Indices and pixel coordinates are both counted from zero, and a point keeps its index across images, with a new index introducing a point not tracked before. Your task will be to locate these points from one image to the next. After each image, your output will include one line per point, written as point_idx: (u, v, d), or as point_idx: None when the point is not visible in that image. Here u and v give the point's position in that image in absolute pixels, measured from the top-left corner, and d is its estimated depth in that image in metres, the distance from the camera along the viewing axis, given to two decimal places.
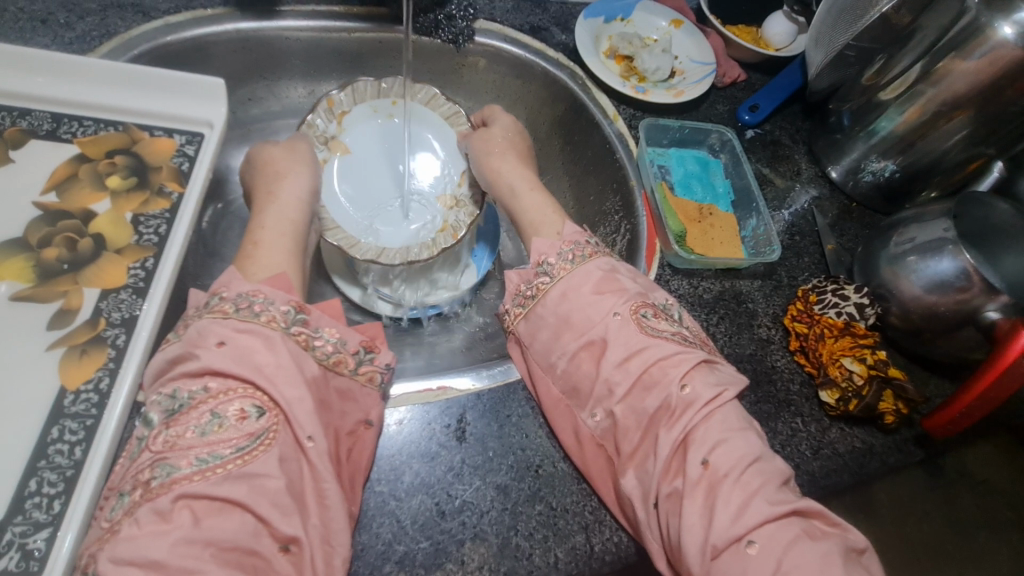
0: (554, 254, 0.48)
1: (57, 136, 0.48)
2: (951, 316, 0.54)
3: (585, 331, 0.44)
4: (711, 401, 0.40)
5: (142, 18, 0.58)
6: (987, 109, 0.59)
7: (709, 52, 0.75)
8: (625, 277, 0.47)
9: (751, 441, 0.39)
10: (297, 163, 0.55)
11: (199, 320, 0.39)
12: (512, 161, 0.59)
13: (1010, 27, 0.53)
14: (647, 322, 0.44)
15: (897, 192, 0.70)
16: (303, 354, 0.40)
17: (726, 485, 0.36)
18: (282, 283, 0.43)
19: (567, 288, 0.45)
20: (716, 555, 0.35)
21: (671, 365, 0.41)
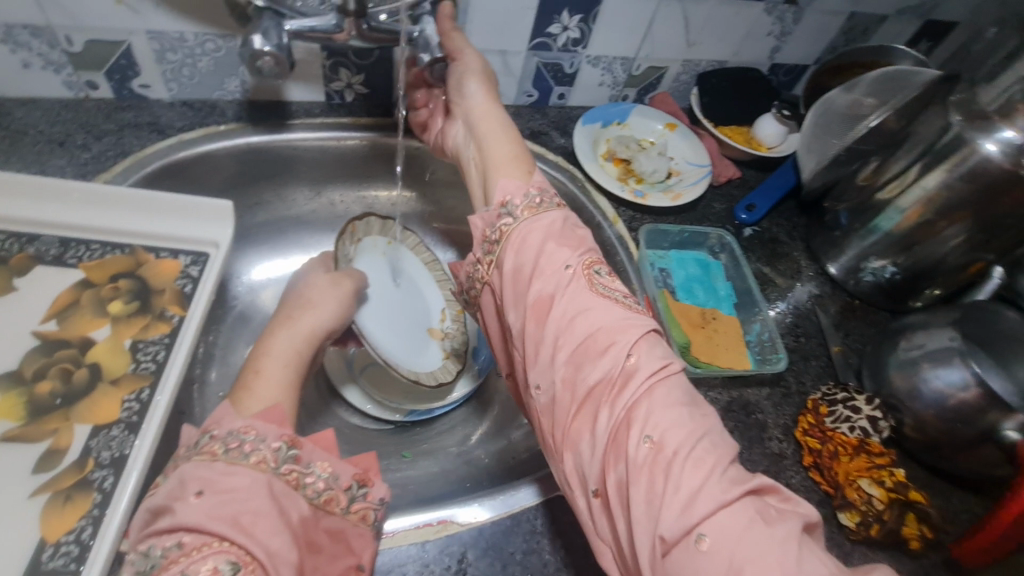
0: (518, 197, 0.51)
1: (63, 261, 0.48)
2: (967, 435, 0.53)
3: (534, 294, 0.45)
4: (654, 374, 0.40)
5: (157, 136, 0.61)
6: (983, 217, 0.60)
7: (704, 154, 0.77)
8: (584, 233, 0.50)
9: (696, 415, 0.38)
10: (331, 296, 0.55)
11: (187, 463, 0.38)
12: (484, 102, 0.62)
13: (993, 145, 0.55)
14: (598, 279, 0.46)
15: (899, 290, 0.70)
16: (291, 495, 0.38)
17: (669, 464, 0.35)
18: (274, 415, 0.42)
19: (523, 235, 0.48)
20: (664, 546, 0.33)
21: (608, 339, 0.42)
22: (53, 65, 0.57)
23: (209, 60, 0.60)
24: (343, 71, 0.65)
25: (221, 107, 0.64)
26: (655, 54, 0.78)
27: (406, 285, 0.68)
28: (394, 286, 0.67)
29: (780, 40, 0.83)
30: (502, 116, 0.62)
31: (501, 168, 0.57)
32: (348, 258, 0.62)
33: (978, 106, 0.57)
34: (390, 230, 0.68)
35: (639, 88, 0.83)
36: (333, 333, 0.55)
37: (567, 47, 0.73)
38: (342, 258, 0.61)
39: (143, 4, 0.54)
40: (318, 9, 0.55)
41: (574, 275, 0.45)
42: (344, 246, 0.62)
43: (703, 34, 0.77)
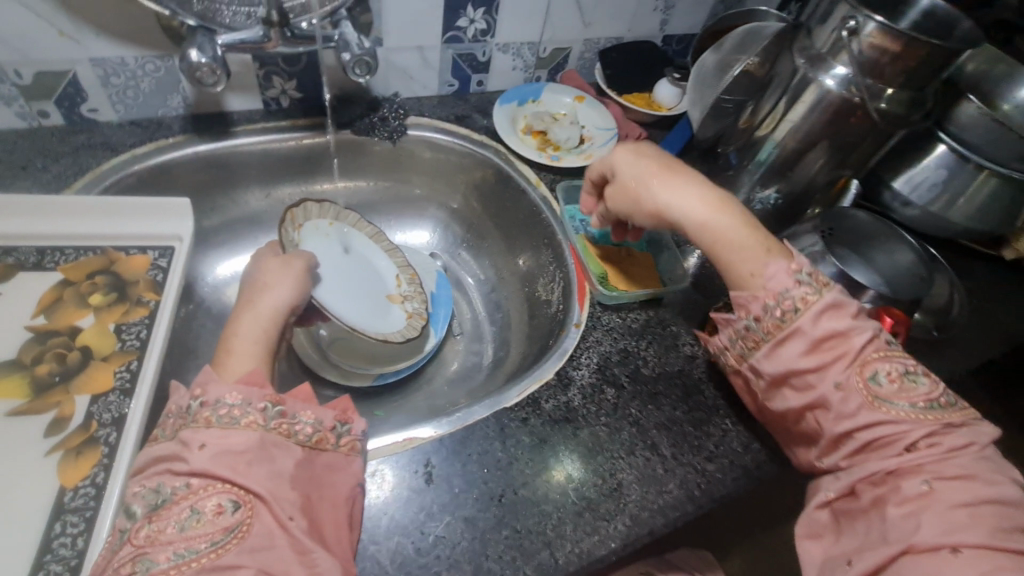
0: (758, 304, 0.53)
1: (42, 266, 0.54)
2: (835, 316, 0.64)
3: (808, 392, 0.51)
4: (946, 450, 0.46)
5: (111, 154, 0.67)
6: (835, 140, 0.71)
7: (610, 118, 0.88)
8: (850, 311, 0.51)
9: (998, 484, 0.44)
10: (287, 277, 0.58)
11: (186, 428, 0.42)
12: (672, 184, 0.58)
13: (831, 80, 0.66)
14: (876, 385, 0.49)
15: (785, 214, 0.81)
16: (284, 446, 0.43)
17: (944, 504, 0.43)
18: (255, 379, 0.46)
19: (779, 348, 0.52)
20: (911, 551, 0.42)
21: (892, 430, 0.48)
22: (6, 99, 0.62)
23: (151, 80, 0.67)
24: (276, 79, 0.73)
25: (167, 122, 0.71)
26: (557, 36, 0.88)
27: (355, 261, 0.76)
28: (345, 263, 0.74)
29: (666, 13, 0.94)
30: (702, 184, 0.58)
31: (736, 259, 0.56)
32: (296, 242, 0.68)
33: (816, 50, 0.68)
34: (328, 212, 0.74)
35: (549, 69, 0.93)
36: (297, 310, 0.58)
37: (476, 37, 0.82)
38: (291, 241, 0.66)
39: (84, 33, 0.60)
40: (245, 22, 0.62)
41: (851, 382, 0.49)
42: (289, 233, 0.67)
43: (596, 15, 0.88)
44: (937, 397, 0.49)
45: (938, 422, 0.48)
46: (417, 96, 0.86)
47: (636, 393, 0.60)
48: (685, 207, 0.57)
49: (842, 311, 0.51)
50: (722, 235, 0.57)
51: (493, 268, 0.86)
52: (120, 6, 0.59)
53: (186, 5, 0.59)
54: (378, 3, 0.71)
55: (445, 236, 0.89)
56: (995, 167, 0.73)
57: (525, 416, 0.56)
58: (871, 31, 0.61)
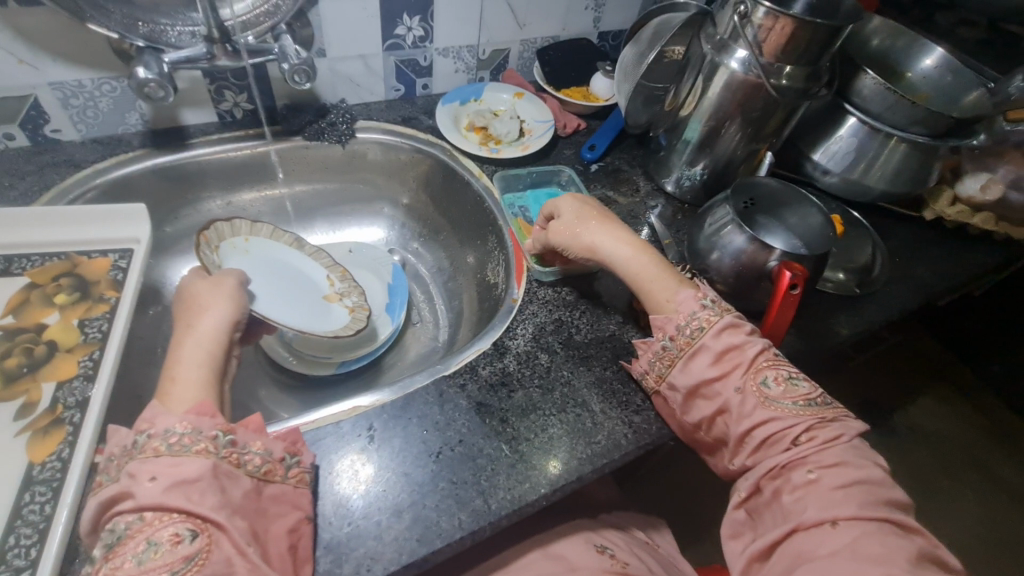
0: (670, 328, 0.60)
1: (10, 272, 0.59)
2: (750, 275, 0.69)
3: (715, 400, 0.56)
4: (828, 439, 0.52)
5: (74, 169, 0.72)
6: (747, 116, 0.77)
7: (548, 112, 0.93)
8: (742, 332, 0.58)
9: (868, 465, 0.50)
10: (220, 297, 0.58)
11: (134, 460, 0.44)
12: (600, 234, 0.66)
13: (734, 62, 0.72)
14: (768, 390, 0.55)
15: (714, 189, 0.87)
16: (234, 473, 0.45)
17: (826, 487, 0.49)
18: (205, 408, 0.47)
19: (687, 362, 0.58)
20: (800, 528, 0.48)
21: (782, 427, 0.53)
22: None
23: (109, 99, 0.72)
24: (228, 92, 0.78)
25: (127, 138, 0.76)
26: (494, 38, 0.94)
27: (280, 269, 0.78)
28: (271, 273, 0.76)
29: (597, 11, 1.00)
30: (627, 230, 0.67)
31: (658, 289, 0.63)
32: (218, 263, 0.70)
33: (718, 37, 0.74)
34: (241, 230, 0.76)
35: (491, 70, 0.99)
36: (237, 328, 0.58)
37: (416, 43, 0.87)
38: (212, 262, 0.68)
39: (41, 59, 0.65)
40: (190, 40, 0.68)
41: (748, 386, 0.55)
42: (209, 255, 0.68)
43: (529, 16, 0.93)
44: (816, 396, 0.55)
45: (816, 416, 0.54)
46: (365, 102, 0.91)
47: (567, 357, 0.65)
48: (614, 247, 0.65)
49: (738, 329, 0.59)
50: (644, 267, 0.64)
51: (446, 258, 0.92)
52: (73, 32, 0.64)
53: (132, 28, 0.64)
54: (317, 17, 0.77)
55: (400, 231, 0.95)
56: (901, 134, 0.77)
57: (462, 382, 0.61)
58: (762, 15, 0.68)
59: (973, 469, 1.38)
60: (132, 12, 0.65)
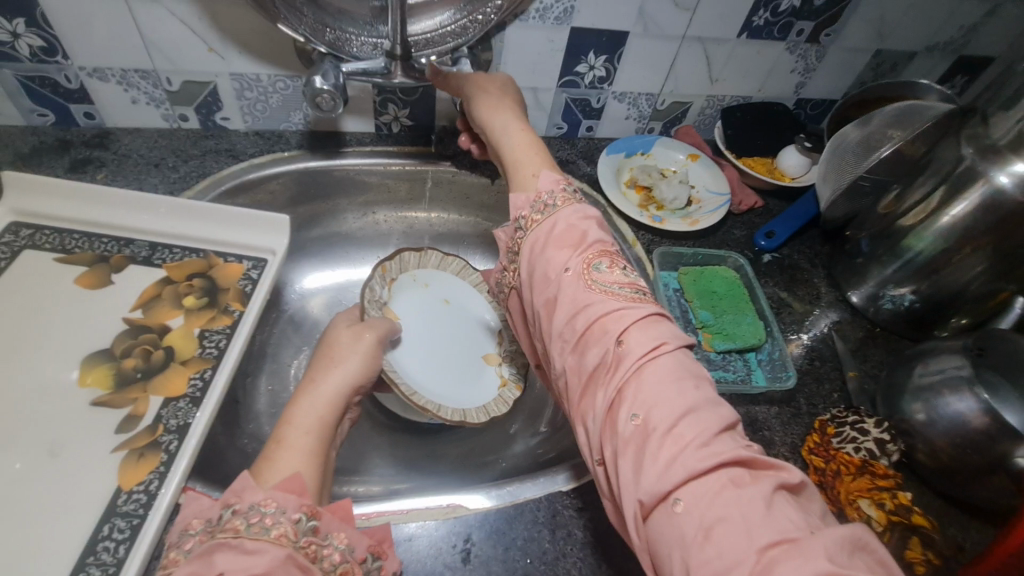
0: (526, 208, 0.52)
1: (151, 261, 0.57)
2: (980, 462, 0.52)
3: (544, 289, 0.46)
4: (643, 354, 0.40)
5: (232, 160, 0.71)
6: (1000, 246, 0.60)
7: (725, 183, 0.81)
8: (592, 226, 0.49)
9: (687, 392, 0.38)
10: (353, 352, 0.57)
11: (211, 540, 0.38)
12: (505, 104, 0.63)
13: (1006, 177, 0.57)
14: (597, 273, 0.45)
15: (921, 320, 0.70)
16: (309, 569, 0.37)
17: (654, 436, 0.36)
18: (293, 485, 0.42)
19: (532, 240, 0.49)
20: (644, 511, 0.36)
21: (612, 320, 0.42)
22: (155, 101, 0.68)
23: (279, 96, 0.71)
24: (391, 106, 0.74)
25: (286, 136, 0.75)
26: (679, 90, 0.83)
27: (451, 309, 0.75)
28: (439, 315, 0.74)
29: (804, 76, 0.85)
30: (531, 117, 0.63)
31: (529, 166, 0.57)
32: (383, 301, 0.68)
33: (990, 140, 0.58)
34: (426, 261, 0.75)
35: (663, 122, 0.88)
36: (359, 390, 0.56)
37: (593, 84, 0.79)
38: (375, 300, 0.66)
39: (230, 51, 0.65)
40: (370, 52, 0.64)
41: (576, 269, 0.46)
42: (375, 289, 0.67)
43: (725, 71, 0.82)
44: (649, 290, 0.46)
45: (641, 308, 0.43)
46: None
47: None
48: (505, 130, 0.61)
49: (587, 216, 0.50)
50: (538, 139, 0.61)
51: None
52: (262, 26, 0.62)
53: (319, 32, 0.61)
54: (501, 43, 0.71)
55: None
56: None
57: (581, 505, 0.50)
58: None
59: None
60: (324, 17, 0.61)
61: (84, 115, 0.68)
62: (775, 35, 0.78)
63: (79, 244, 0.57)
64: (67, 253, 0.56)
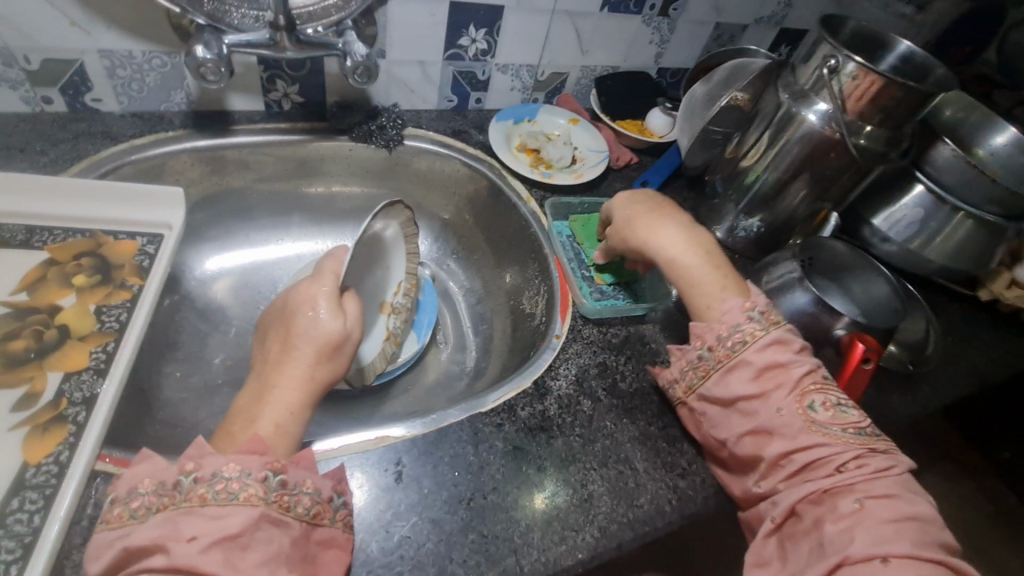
0: (712, 336, 0.54)
1: (30, 244, 0.55)
2: (811, 342, 0.64)
3: (752, 417, 0.50)
4: (875, 468, 0.46)
5: (110, 142, 0.68)
6: (817, 173, 0.73)
7: (602, 141, 0.92)
8: (795, 348, 0.52)
9: (899, 491, 0.45)
10: (336, 319, 0.53)
11: (177, 509, 0.38)
12: (655, 223, 0.62)
13: (812, 115, 0.69)
14: (814, 413, 0.49)
15: (768, 243, 0.84)
16: (282, 520, 0.40)
17: (873, 520, 0.43)
18: (256, 446, 0.42)
19: (725, 378, 0.52)
20: (844, 562, 0.42)
21: (834, 453, 0.47)
22: (10, 82, 0.64)
23: (156, 74, 0.69)
24: (279, 83, 0.75)
25: (168, 117, 0.73)
26: (555, 62, 0.91)
27: (376, 261, 0.73)
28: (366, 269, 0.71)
29: (661, 47, 0.97)
30: (685, 227, 0.62)
31: (701, 293, 0.58)
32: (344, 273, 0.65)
33: (800, 87, 0.70)
34: (393, 211, 0.70)
35: (546, 92, 0.96)
36: (342, 348, 0.53)
37: (477, 56, 0.85)
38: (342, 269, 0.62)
39: (95, 25, 0.62)
40: (253, 25, 0.65)
41: (792, 409, 0.49)
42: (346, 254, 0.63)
43: (594, 43, 0.91)
44: (867, 424, 0.50)
45: (864, 446, 0.48)
46: (416, 109, 0.88)
47: (611, 407, 0.60)
48: (664, 240, 0.60)
49: (786, 345, 0.52)
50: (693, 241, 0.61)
51: (480, 280, 0.88)
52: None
53: (197, 4, 0.61)
54: (383, 18, 0.74)
55: (435, 243, 0.91)
56: (970, 210, 0.74)
57: (500, 421, 0.56)
58: (851, 70, 0.64)
59: (973, 556, 1.34)
60: None
61: None
62: (632, 10, 0.88)
63: None
64: None
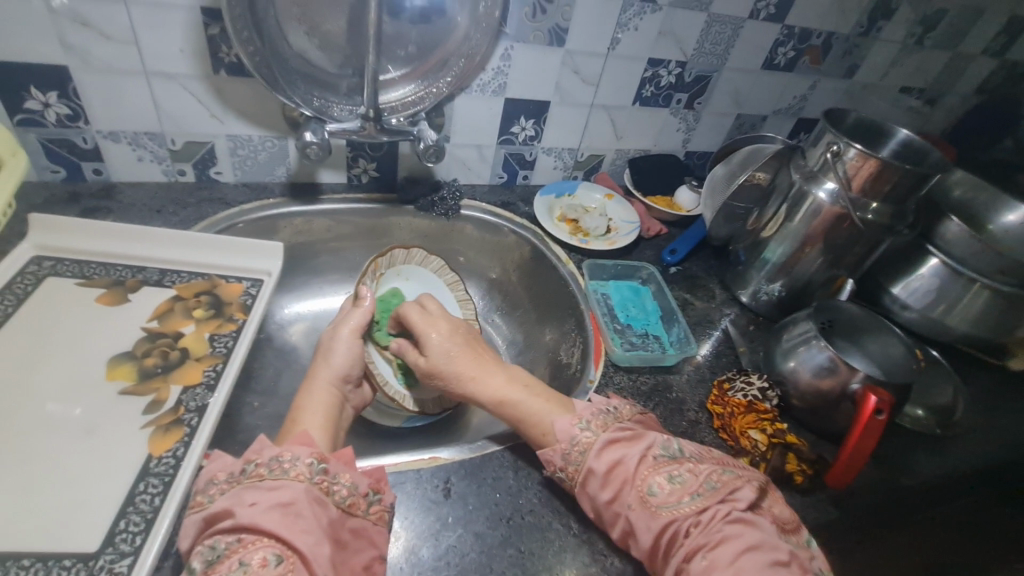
0: (574, 430, 0.57)
1: (162, 283, 0.68)
2: (831, 395, 0.68)
3: (607, 490, 0.53)
4: (707, 520, 0.48)
5: (224, 206, 0.83)
6: (829, 244, 0.81)
7: (634, 215, 1.03)
8: (616, 436, 0.56)
9: (747, 534, 0.47)
10: (343, 345, 0.66)
11: (239, 485, 0.47)
12: (468, 360, 0.65)
13: (822, 193, 0.77)
14: (652, 493, 0.52)
15: (789, 307, 0.90)
16: (324, 499, 0.47)
17: (724, 566, 0.45)
18: (305, 439, 0.52)
19: (585, 481, 0.54)
20: None
21: (677, 516, 0.49)
22: (157, 159, 0.81)
23: (267, 153, 0.85)
24: (361, 160, 0.90)
25: (270, 187, 0.88)
26: (593, 145, 1.04)
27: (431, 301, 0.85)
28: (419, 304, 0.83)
29: (688, 133, 1.09)
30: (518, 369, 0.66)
31: (539, 422, 0.59)
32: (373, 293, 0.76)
33: (810, 168, 0.79)
34: (413, 257, 0.85)
35: (585, 171, 1.09)
36: (352, 378, 0.65)
37: (526, 141, 0.99)
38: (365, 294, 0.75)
39: (228, 116, 0.79)
40: (348, 116, 0.80)
41: (632, 489, 0.52)
42: (368, 281, 0.76)
43: (628, 130, 1.04)
44: (694, 480, 0.52)
45: (692, 504, 0.50)
46: (471, 184, 1.02)
47: None
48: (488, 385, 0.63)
49: (620, 441, 0.56)
50: (514, 380, 0.64)
51: (521, 333, 0.97)
52: (260, 100, 0.78)
53: (308, 101, 0.76)
54: (450, 110, 0.89)
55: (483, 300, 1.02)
56: (984, 280, 0.79)
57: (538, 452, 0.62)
58: (852, 155, 0.73)
59: None
60: (312, 89, 0.76)
61: (92, 171, 0.79)
62: (660, 103, 1.01)
63: (97, 271, 0.67)
64: (87, 279, 0.66)
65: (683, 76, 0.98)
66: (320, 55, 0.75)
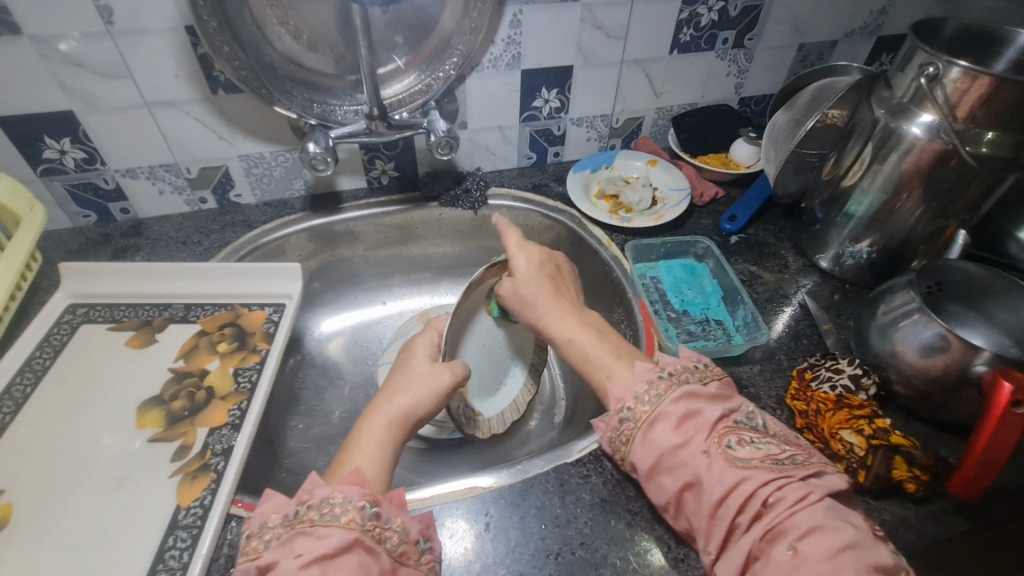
0: (631, 399, 0.48)
1: (187, 319, 0.67)
2: (948, 381, 0.56)
3: (680, 472, 0.44)
4: (796, 501, 0.39)
5: (246, 229, 0.81)
6: (931, 188, 0.65)
7: (684, 180, 0.90)
8: (708, 406, 0.46)
9: (843, 526, 0.38)
10: (431, 384, 0.57)
11: (274, 533, 0.43)
12: (563, 310, 0.60)
13: (918, 128, 0.62)
14: (731, 450, 0.43)
15: (884, 269, 0.75)
16: (376, 550, 0.42)
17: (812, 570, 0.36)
18: (357, 476, 0.46)
19: (648, 441, 0.45)
20: None
21: (758, 495, 0.40)
22: (178, 189, 0.80)
23: (282, 168, 0.82)
24: (378, 161, 0.85)
25: (291, 202, 0.86)
26: (629, 107, 0.93)
27: None
28: None
29: (740, 77, 0.94)
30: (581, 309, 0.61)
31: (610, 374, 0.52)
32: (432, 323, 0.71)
33: (897, 100, 0.64)
34: None
35: (623, 137, 0.98)
36: (426, 417, 0.57)
37: (551, 114, 0.89)
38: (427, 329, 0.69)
39: (236, 136, 0.76)
40: (354, 117, 0.75)
41: (711, 451, 0.43)
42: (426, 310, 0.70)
43: (667, 84, 0.91)
44: (786, 452, 0.43)
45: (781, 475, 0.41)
46: (498, 169, 0.95)
47: None
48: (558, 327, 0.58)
49: (702, 394, 0.46)
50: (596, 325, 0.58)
51: None
52: (263, 112, 0.74)
53: (309, 109, 0.71)
54: (463, 93, 0.81)
55: None
56: None
57: (587, 472, 0.55)
58: (956, 76, 0.57)
59: None
60: (311, 95, 0.72)
61: (120, 211, 0.80)
62: (703, 47, 0.87)
63: (127, 314, 0.67)
64: (117, 323, 0.66)
65: (727, 10, 0.84)
66: (311, 55, 0.70)
